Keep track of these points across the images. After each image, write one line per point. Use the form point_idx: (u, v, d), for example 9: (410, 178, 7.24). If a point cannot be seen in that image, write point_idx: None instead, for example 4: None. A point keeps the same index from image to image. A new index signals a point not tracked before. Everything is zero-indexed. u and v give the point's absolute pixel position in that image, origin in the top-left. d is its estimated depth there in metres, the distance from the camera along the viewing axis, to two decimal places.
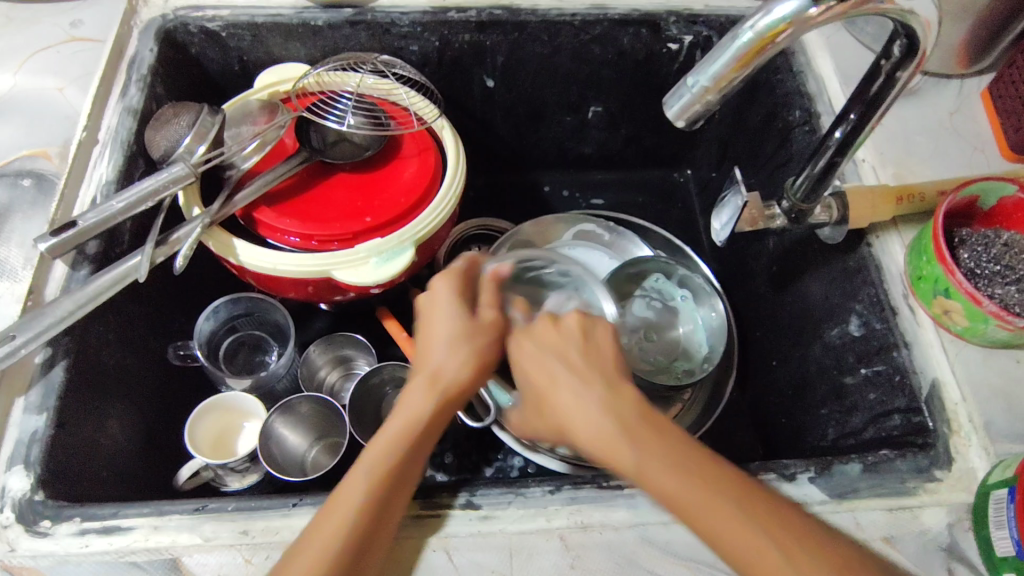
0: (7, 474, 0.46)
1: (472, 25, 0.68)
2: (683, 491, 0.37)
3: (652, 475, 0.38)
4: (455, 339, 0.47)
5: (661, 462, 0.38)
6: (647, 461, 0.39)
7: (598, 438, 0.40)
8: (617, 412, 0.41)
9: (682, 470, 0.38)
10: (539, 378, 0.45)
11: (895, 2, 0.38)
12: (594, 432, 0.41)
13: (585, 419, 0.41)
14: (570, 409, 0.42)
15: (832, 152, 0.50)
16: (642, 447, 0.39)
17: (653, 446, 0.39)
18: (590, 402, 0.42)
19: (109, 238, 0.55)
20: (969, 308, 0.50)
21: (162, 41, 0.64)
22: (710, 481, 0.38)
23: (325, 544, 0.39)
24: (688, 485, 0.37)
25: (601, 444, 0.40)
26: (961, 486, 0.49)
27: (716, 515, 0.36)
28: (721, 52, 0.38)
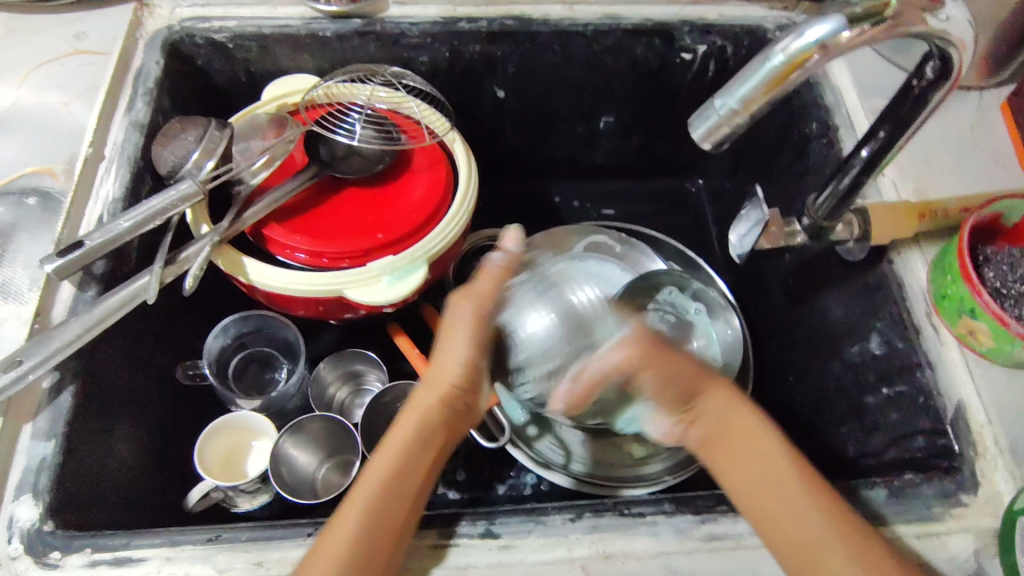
0: (15, 504, 0.45)
1: (483, 36, 0.67)
2: (799, 508, 0.43)
3: (803, 518, 0.43)
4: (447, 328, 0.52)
5: (807, 497, 0.43)
6: (760, 486, 0.45)
7: (761, 464, 0.45)
8: (772, 456, 0.46)
9: (794, 481, 0.44)
10: (729, 431, 0.47)
11: (930, 24, 0.37)
12: (742, 471, 0.46)
13: (748, 456, 0.46)
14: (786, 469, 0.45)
15: (857, 171, 0.49)
16: (766, 456, 0.46)
17: (797, 475, 0.45)
18: (763, 436, 0.47)
19: (116, 257, 0.54)
20: (996, 329, 0.49)
21: (168, 53, 0.63)
22: (819, 505, 0.43)
23: (358, 511, 0.43)
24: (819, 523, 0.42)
25: (741, 472, 0.46)
26: (988, 511, 0.48)
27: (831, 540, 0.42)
28: (750, 74, 0.37)
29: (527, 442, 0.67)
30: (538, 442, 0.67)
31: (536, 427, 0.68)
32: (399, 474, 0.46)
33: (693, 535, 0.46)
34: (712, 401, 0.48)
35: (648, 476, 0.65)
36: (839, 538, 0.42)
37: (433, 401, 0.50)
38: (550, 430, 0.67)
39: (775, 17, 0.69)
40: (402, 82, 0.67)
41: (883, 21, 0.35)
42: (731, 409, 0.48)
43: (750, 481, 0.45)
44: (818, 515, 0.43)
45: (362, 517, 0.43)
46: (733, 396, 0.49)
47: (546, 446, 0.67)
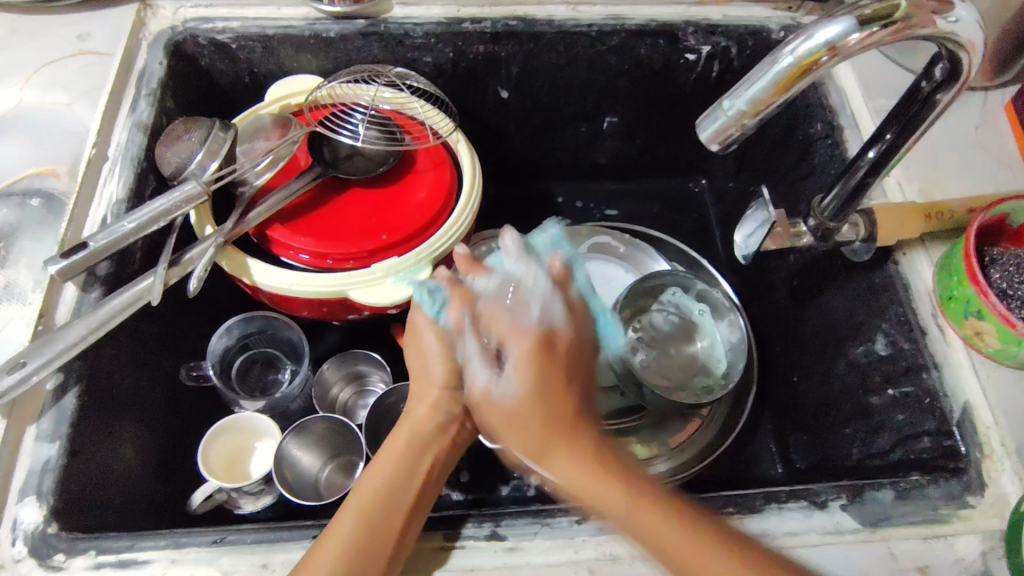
0: (19, 506, 0.44)
1: (487, 36, 0.66)
2: (686, 555, 0.40)
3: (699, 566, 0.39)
4: (415, 336, 0.56)
5: (684, 534, 0.40)
6: (652, 536, 0.41)
7: (614, 509, 0.43)
8: (614, 497, 0.43)
9: (666, 516, 0.42)
10: (575, 475, 0.44)
11: (940, 26, 0.36)
12: (621, 521, 0.42)
13: (603, 498, 0.43)
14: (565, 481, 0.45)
15: (863, 172, 0.49)
16: (626, 497, 0.43)
17: (647, 506, 0.42)
18: (601, 474, 0.44)
19: (120, 258, 0.54)
20: (1003, 330, 0.49)
21: (171, 54, 0.63)
22: (717, 549, 0.40)
23: (355, 510, 0.44)
24: (729, 568, 0.39)
25: (616, 518, 0.43)
26: (994, 512, 0.48)
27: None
28: (759, 76, 0.37)
29: None
30: None
31: None
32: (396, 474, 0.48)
33: None
34: (557, 453, 0.45)
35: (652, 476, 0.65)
36: (734, 572, 0.39)
37: (422, 409, 0.52)
38: None
39: (780, 17, 0.68)
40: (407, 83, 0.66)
41: (892, 23, 0.35)
42: (557, 456, 0.45)
43: (624, 524, 0.42)
44: (716, 551, 0.40)
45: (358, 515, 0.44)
46: (565, 438, 0.46)
47: None
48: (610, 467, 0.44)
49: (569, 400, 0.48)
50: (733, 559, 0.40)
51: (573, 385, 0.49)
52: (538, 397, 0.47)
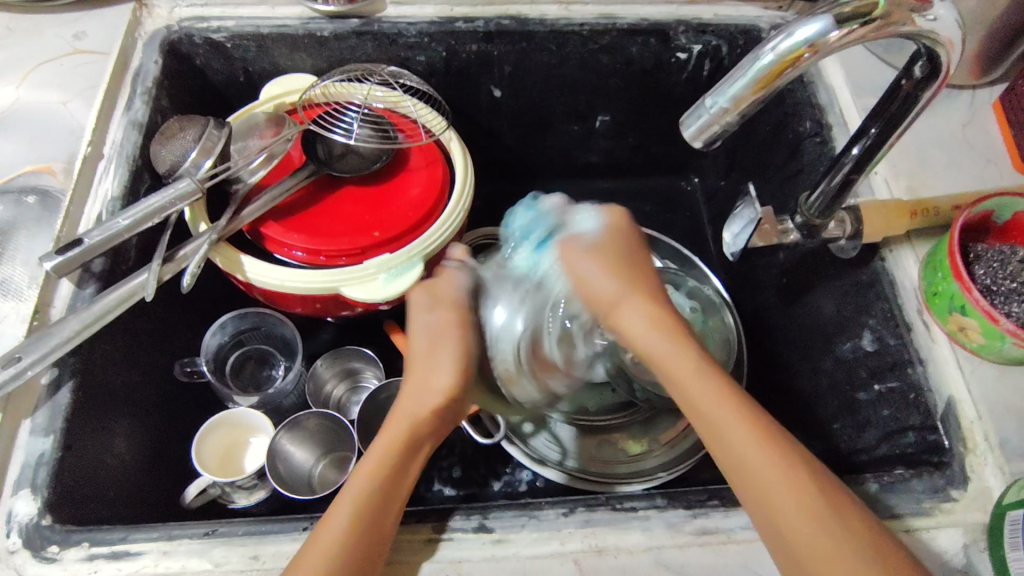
0: (14, 499, 0.45)
1: (479, 36, 0.67)
2: (760, 465, 0.40)
3: (770, 483, 0.40)
4: (439, 328, 0.50)
5: (743, 427, 0.41)
6: (721, 427, 0.42)
7: (698, 394, 0.43)
8: (703, 379, 0.43)
9: (743, 411, 0.42)
10: (653, 340, 0.45)
11: (919, 24, 0.37)
12: (708, 420, 0.42)
13: (685, 382, 0.43)
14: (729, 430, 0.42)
15: (848, 169, 0.49)
16: (716, 389, 0.43)
17: (736, 399, 0.42)
18: (686, 348, 0.44)
19: (115, 255, 0.54)
20: (986, 325, 0.50)
21: (166, 53, 0.64)
22: (797, 463, 0.40)
23: (348, 503, 0.43)
24: (784, 492, 0.39)
25: (702, 420, 0.43)
26: (977, 506, 0.48)
27: (790, 498, 0.39)
28: (740, 73, 0.38)
29: (523, 439, 0.67)
30: (534, 440, 0.67)
31: (532, 424, 0.68)
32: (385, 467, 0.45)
33: (685, 530, 0.46)
34: (634, 303, 0.46)
35: (643, 472, 0.66)
36: (800, 493, 0.39)
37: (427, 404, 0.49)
38: (546, 427, 0.68)
39: (770, 17, 0.69)
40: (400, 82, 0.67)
41: (871, 21, 0.36)
42: (631, 305, 0.46)
43: (723, 432, 0.42)
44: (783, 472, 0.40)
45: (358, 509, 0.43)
46: (640, 301, 0.47)
47: (541, 443, 0.67)
48: (684, 340, 0.45)
49: (638, 276, 0.48)
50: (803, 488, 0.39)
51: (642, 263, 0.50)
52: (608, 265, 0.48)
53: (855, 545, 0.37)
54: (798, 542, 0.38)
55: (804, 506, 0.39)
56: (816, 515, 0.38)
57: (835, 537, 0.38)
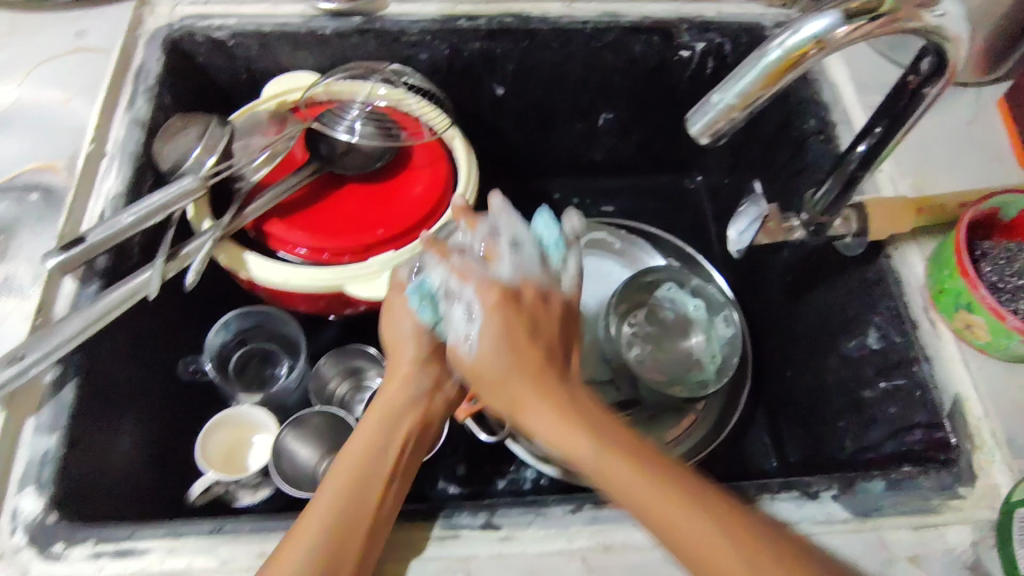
0: (18, 497, 0.45)
1: (482, 34, 0.67)
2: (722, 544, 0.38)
3: (733, 566, 0.37)
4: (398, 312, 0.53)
5: (683, 511, 0.39)
6: (639, 499, 0.40)
7: (631, 486, 0.40)
8: (618, 471, 0.40)
9: (662, 489, 0.39)
10: (559, 433, 0.42)
11: (926, 20, 0.37)
12: (639, 503, 0.40)
13: (609, 473, 0.40)
14: (624, 476, 0.40)
15: (854, 166, 0.49)
16: (638, 475, 0.40)
17: (657, 482, 0.40)
18: (589, 438, 0.41)
19: (119, 252, 0.54)
20: (993, 323, 0.50)
21: (168, 51, 0.64)
22: (701, 520, 0.38)
23: (327, 500, 0.43)
24: (745, 563, 0.37)
25: (628, 501, 0.40)
26: (985, 503, 0.48)
27: (692, 531, 0.38)
28: (747, 69, 0.37)
29: None
30: None
31: None
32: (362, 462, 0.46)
33: None
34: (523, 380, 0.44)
35: None
36: (700, 525, 0.38)
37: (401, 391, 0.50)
38: None
39: (773, 15, 0.69)
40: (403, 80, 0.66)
41: (878, 17, 0.36)
42: (530, 400, 0.43)
43: (665, 519, 0.39)
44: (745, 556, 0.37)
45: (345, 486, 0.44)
46: (519, 375, 0.44)
47: None
48: (582, 418, 0.42)
49: (533, 347, 0.45)
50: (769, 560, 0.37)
51: (546, 325, 0.46)
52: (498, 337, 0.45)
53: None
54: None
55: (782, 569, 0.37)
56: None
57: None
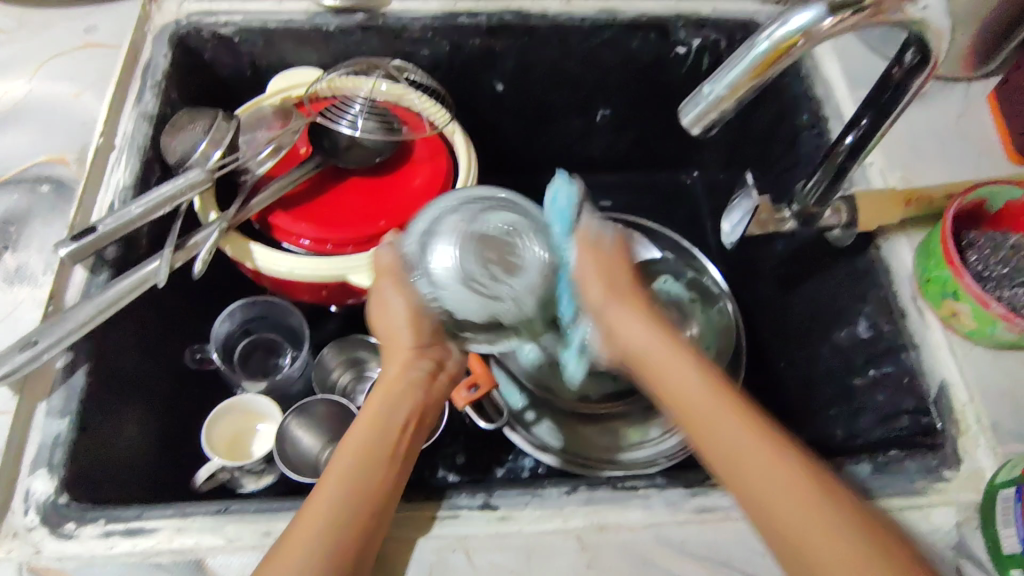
0: (32, 477, 0.46)
1: (482, 30, 0.68)
2: (764, 454, 0.42)
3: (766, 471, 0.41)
4: (383, 296, 0.52)
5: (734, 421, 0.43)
6: (734, 460, 0.42)
7: (693, 398, 0.45)
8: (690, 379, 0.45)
9: (755, 428, 0.43)
10: (661, 342, 0.47)
11: (908, 13, 0.38)
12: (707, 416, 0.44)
13: (688, 393, 0.45)
14: (706, 413, 0.44)
15: (843, 158, 0.51)
16: (703, 383, 0.45)
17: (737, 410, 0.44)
18: (691, 359, 0.46)
19: (127, 243, 0.55)
20: (977, 310, 0.51)
21: (175, 47, 0.65)
22: (813, 496, 0.40)
23: (330, 497, 0.43)
24: (775, 478, 0.41)
25: (694, 415, 0.45)
26: (970, 485, 0.50)
27: (778, 487, 0.41)
28: (737, 61, 0.39)
29: (525, 426, 0.69)
30: (536, 427, 0.69)
31: (533, 412, 0.70)
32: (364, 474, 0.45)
33: (684, 508, 0.47)
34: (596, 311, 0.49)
35: (643, 458, 0.67)
36: (786, 485, 0.41)
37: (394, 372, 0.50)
38: (548, 415, 0.70)
39: (768, 12, 0.70)
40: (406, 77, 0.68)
41: (863, 10, 0.37)
42: (648, 329, 0.48)
43: (713, 430, 0.43)
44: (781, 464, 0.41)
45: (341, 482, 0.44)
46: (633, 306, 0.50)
47: (543, 430, 0.69)
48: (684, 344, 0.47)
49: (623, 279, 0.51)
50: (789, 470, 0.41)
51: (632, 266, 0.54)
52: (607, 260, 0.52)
53: (842, 518, 0.39)
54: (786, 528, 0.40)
55: (793, 497, 0.40)
56: (804, 501, 0.40)
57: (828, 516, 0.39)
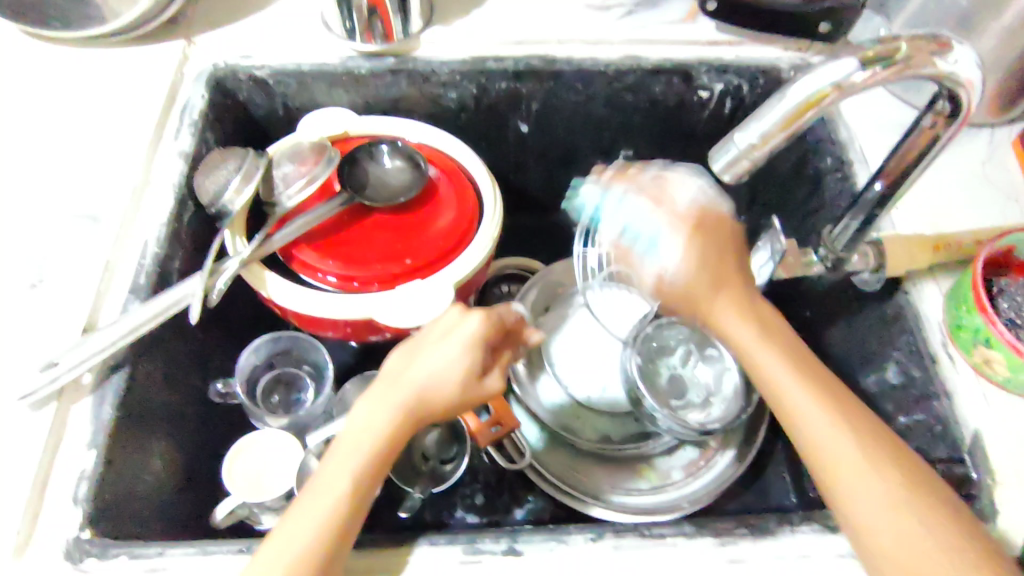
0: (56, 512, 0.46)
1: (509, 74, 0.70)
2: (876, 483, 0.42)
3: (858, 476, 0.42)
4: (452, 330, 0.52)
5: (849, 439, 0.43)
6: (870, 467, 0.42)
7: (799, 412, 0.45)
8: (804, 386, 0.45)
9: (877, 434, 0.44)
10: (753, 342, 0.48)
11: (940, 67, 0.39)
12: (790, 404, 0.45)
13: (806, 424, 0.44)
14: (814, 406, 0.45)
15: (872, 205, 0.51)
16: (811, 397, 0.45)
17: (842, 406, 0.45)
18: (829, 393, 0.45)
19: (158, 277, 0.57)
20: (1011, 358, 0.50)
21: (212, 88, 0.67)
22: (932, 504, 0.41)
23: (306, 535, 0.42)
24: (883, 512, 0.41)
25: (807, 433, 0.45)
26: (1009, 540, 0.48)
27: (883, 517, 0.41)
28: (768, 112, 0.39)
29: (547, 467, 0.68)
30: (558, 467, 0.68)
31: (556, 451, 0.70)
32: (362, 506, 0.45)
33: (714, 557, 0.46)
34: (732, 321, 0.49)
35: (666, 503, 0.65)
36: (900, 496, 0.41)
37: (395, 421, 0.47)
38: (570, 456, 0.70)
39: (790, 58, 0.70)
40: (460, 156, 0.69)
41: (893, 64, 0.38)
42: (760, 348, 0.48)
43: (806, 435, 0.44)
44: (880, 478, 0.42)
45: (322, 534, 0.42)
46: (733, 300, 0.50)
47: (565, 469, 0.68)
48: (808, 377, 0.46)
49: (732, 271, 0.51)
50: (866, 471, 0.42)
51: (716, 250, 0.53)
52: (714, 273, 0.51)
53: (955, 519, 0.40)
54: (884, 544, 0.41)
55: (880, 505, 0.41)
56: (906, 510, 0.41)
57: (913, 514, 0.40)
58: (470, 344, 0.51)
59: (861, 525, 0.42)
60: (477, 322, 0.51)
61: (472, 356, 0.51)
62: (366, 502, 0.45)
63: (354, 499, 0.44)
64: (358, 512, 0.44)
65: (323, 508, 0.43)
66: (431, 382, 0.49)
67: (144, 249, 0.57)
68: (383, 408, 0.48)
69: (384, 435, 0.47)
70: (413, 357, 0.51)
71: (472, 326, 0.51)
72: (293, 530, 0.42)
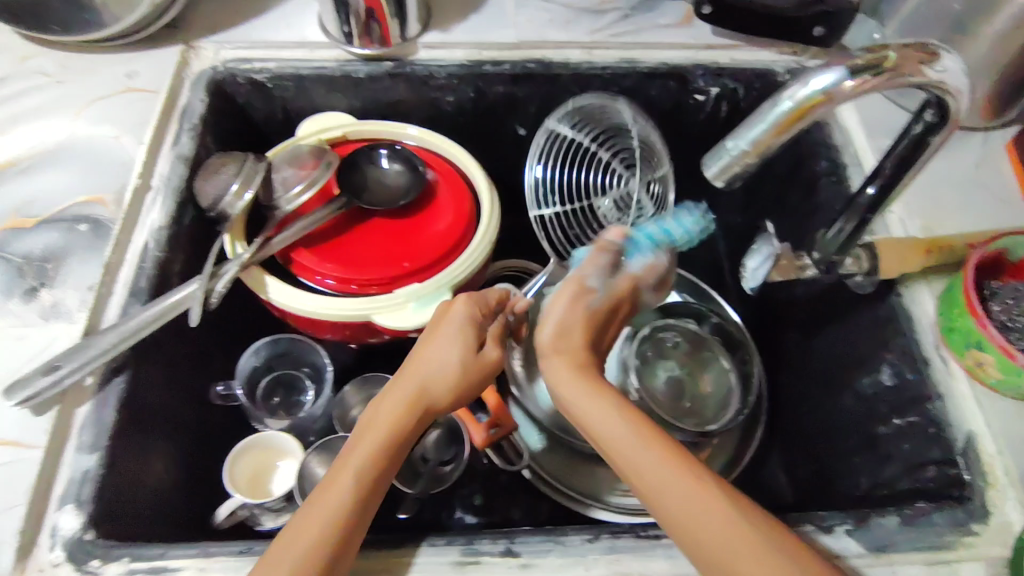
0: (58, 514, 0.47)
1: (506, 78, 0.70)
2: (672, 500, 0.44)
3: (659, 492, 0.45)
4: (444, 321, 0.54)
5: (656, 454, 0.46)
6: (663, 483, 0.45)
7: (610, 439, 0.48)
8: (615, 418, 0.49)
9: (678, 465, 0.45)
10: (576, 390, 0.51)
11: (929, 75, 0.39)
12: (608, 442, 0.48)
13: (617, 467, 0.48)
14: (620, 435, 0.48)
15: (864, 210, 0.51)
16: (621, 421, 0.48)
17: (649, 432, 0.48)
18: (615, 412, 0.49)
19: (159, 280, 0.57)
20: (1002, 360, 0.51)
21: (212, 91, 0.68)
22: (738, 520, 0.42)
23: (320, 514, 0.43)
24: (682, 501, 0.44)
25: (629, 466, 0.47)
26: (998, 540, 0.49)
27: (718, 530, 0.42)
28: (759, 119, 0.40)
29: (546, 468, 0.69)
30: (556, 468, 0.69)
31: (553, 451, 0.71)
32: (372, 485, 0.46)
33: None
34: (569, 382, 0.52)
35: None
36: (723, 521, 0.42)
37: (398, 406, 0.50)
38: (565, 456, 0.70)
39: (785, 62, 0.71)
40: (457, 157, 0.69)
41: (883, 72, 0.38)
42: (595, 413, 0.50)
43: (624, 463, 0.47)
44: (689, 493, 0.44)
45: (336, 511, 0.44)
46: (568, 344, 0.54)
47: (563, 471, 0.69)
48: (609, 400, 0.50)
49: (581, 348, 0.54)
50: (699, 489, 0.44)
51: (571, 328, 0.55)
52: (559, 324, 0.55)
53: (755, 525, 0.42)
54: (710, 553, 0.42)
55: (727, 528, 0.42)
56: (735, 530, 0.42)
57: (723, 526, 0.42)
58: (464, 329, 0.53)
59: (700, 548, 0.43)
60: (462, 308, 0.54)
61: (469, 338, 0.53)
62: (377, 480, 0.46)
63: (366, 479, 0.46)
64: (373, 489, 0.46)
65: (338, 490, 0.45)
66: (431, 370, 0.51)
67: (145, 253, 0.58)
68: (387, 400, 0.50)
69: (392, 421, 0.49)
70: (411, 355, 0.53)
71: (460, 313, 0.54)
72: (309, 513, 0.44)
